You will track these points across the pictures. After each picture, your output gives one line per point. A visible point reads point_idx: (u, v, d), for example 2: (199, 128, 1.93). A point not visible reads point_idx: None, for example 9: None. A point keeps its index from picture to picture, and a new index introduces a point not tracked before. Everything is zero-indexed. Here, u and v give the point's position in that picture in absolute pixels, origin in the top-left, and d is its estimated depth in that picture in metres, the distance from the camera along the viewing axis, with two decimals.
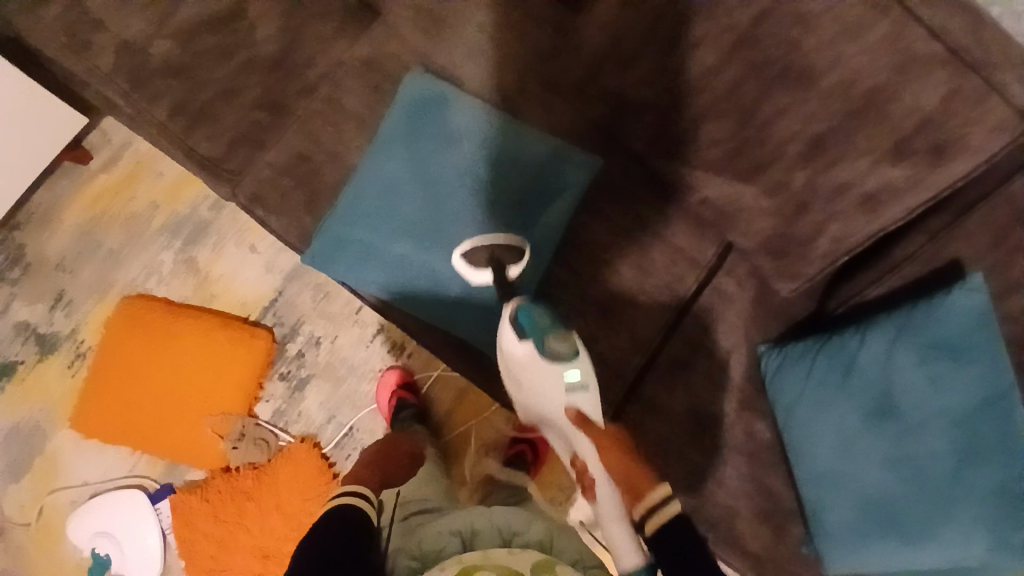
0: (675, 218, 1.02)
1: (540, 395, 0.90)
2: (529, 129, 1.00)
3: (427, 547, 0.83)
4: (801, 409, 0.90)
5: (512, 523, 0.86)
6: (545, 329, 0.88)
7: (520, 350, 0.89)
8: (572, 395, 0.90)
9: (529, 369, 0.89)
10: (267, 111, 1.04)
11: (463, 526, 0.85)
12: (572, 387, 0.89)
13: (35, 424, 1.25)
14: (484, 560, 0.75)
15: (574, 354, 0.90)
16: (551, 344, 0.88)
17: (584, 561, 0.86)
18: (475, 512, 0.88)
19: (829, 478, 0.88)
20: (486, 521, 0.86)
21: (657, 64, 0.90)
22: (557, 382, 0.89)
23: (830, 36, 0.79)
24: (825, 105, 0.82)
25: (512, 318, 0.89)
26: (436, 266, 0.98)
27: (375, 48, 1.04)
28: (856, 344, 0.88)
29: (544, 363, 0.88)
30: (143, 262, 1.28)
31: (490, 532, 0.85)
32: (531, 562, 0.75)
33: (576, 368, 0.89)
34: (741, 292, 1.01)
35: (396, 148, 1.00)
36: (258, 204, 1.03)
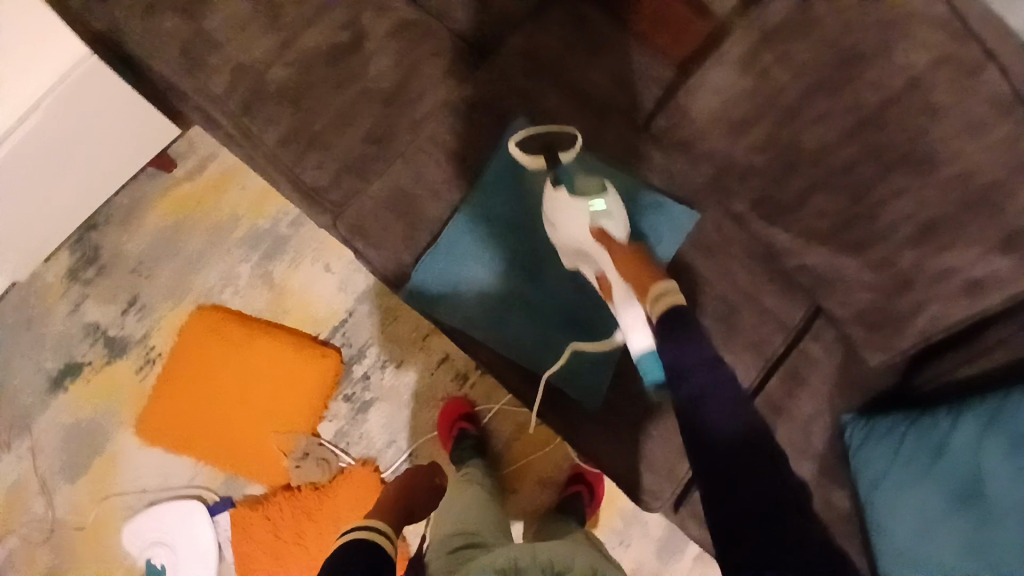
0: (767, 280, 1.04)
1: (566, 224, 0.96)
2: (631, 183, 1.03)
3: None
4: (883, 485, 0.93)
5: (556, 560, 0.85)
6: (576, 175, 0.99)
7: (553, 195, 0.98)
8: (599, 221, 0.95)
9: (558, 202, 0.97)
10: (374, 143, 1.04)
11: (506, 564, 0.82)
12: (597, 215, 0.95)
13: (98, 426, 1.24)
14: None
15: (601, 188, 0.97)
16: (579, 181, 0.98)
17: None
18: (516, 550, 0.85)
19: (909, 557, 0.90)
20: (527, 557, 0.84)
21: (773, 133, 0.91)
22: (583, 210, 0.95)
23: (952, 131, 0.81)
24: (940, 194, 0.84)
25: (550, 177, 1.00)
26: (529, 304, 1.02)
27: (481, 89, 1.06)
28: (945, 427, 0.90)
29: (569, 198, 0.96)
30: (220, 271, 1.29)
31: (535, 570, 0.83)
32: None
33: (603, 200, 0.96)
34: (827, 358, 1.03)
35: (501, 190, 1.03)
36: (360, 234, 1.04)
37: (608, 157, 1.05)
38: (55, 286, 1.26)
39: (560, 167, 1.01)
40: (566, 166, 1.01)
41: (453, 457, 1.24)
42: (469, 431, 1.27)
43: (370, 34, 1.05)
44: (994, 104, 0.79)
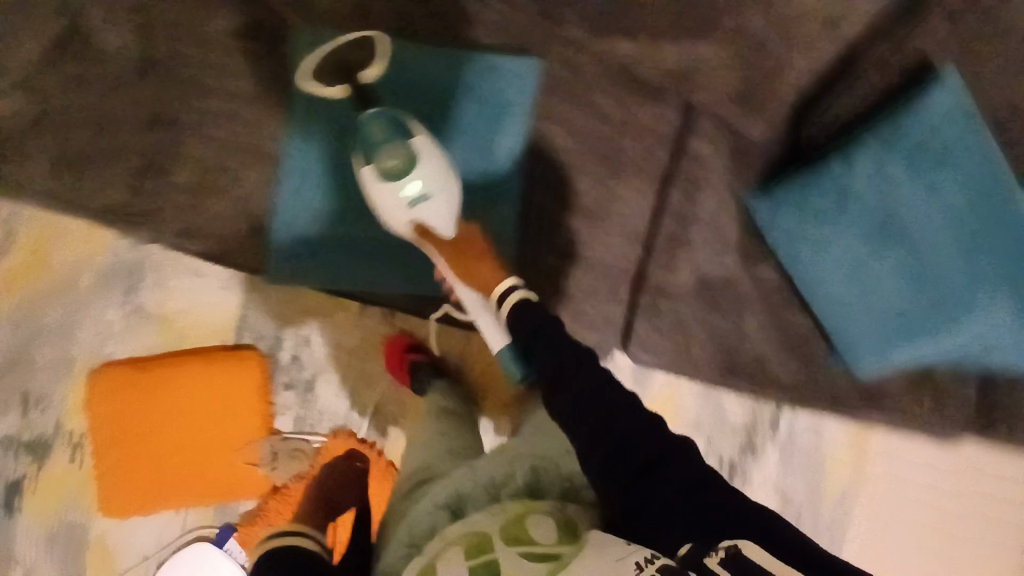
0: (626, 93, 0.96)
1: (383, 211, 0.86)
2: (454, 57, 0.94)
3: (415, 526, 0.88)
4: (806, 248, 0.91)
5: (494, 476, 0.88)
6: (379, 140, 0.84)
7: (365, 175, 0.86)
8: (417, 211, 0.84)
9: (373, 187, 0.85)
10: (158, 132, 0.92)
11: (449, 497, 0.88)
12: (414, 202, 0.83)
13: (68, 524, 1.20)
14: (461, 534, 0.79)
15: (410, 162, 0.83)
16: (385, 157, 0.83)
17: (572, 488, 0.87)
18: (459, 474, 0.90)
19: (850, 304, 0.91)
20: (470, 482, 0.89)
21: None
22: (397, 198, 0.83)
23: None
24: None
25: (356, 147, 0.87)
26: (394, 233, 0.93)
27: (242, 19, 0.92)
28: (845, 169, 0.88)
29: (379, 182, 0.84)
30: (91, 326, 1.18)
31: (477, 492, 0.88)
32: (504, 520, 0.79)
33: (417, 181, 0.83)
34: (717, 151, 0.97)
35: (316, 122, 0.92)
36: (193, 235, 0.92)
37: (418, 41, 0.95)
38: None
39: (361, 121, 0.85)
40: (368, 125, 0.85)
41: (416, 389, 1.20)
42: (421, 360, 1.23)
43: (88, 25, 0.91)
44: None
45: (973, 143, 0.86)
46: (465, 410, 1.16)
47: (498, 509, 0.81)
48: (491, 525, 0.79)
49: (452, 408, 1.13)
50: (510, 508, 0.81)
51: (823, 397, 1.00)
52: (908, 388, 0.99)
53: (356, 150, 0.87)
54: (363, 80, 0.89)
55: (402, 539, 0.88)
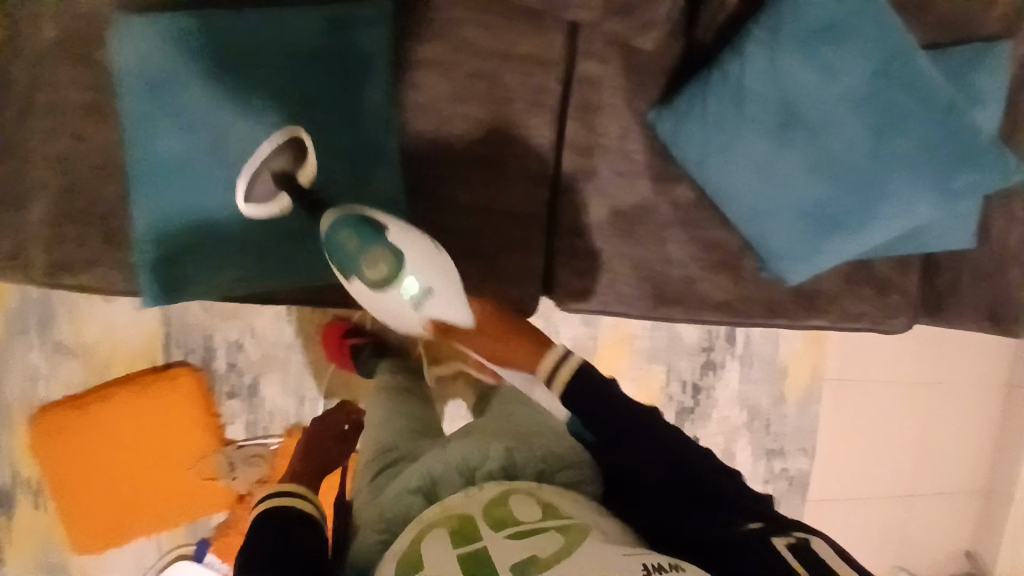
0: (500, 23, 0.88)
1: (394, 319, 0.80)
2: (293, 14, 0.83)
3: (385, 518, 0.73)
4: (711, 158, 0.84)
5: (469, 456, 0.74)
6: (357, 253, 0.75)
7: (355, 290, 0.78)
8: (425, 308, 0.78)
9: (373, 302, 0.78)
10: (11, 166, 0.85)
11: (420, 480, 0.74)
12: (420, 299, 0.78)
13: (47, 567, 1.20)
14: (438, 519, 0.66)
15: (398, 263, 0.76)
16: (373, 270, 0.76)
17: (552, 468, 0.74)
18: (430, 457, 0.77)
19: (765, 209, 0.85)
20: (443, 464, 0.75)
21: None
22: (402, 304, 0.78)
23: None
24: None
25: (332, 263, 0.78)
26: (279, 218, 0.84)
27: (62, 22, 0.83)
28: (736, 66, 0.81)
29: (377, 294, 0.77)
30: (14, 373, 1.14)
31: (450, 475, 0.73)
32: (488, 502, 0.66)
33: (412, 279, 0.77)
34: (610, 67, 0.90)
35: (155, 122, 0.81)
36: (64, 269, 0.85)
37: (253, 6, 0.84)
38: None
39: (328, 236, 0.76)
40: (338, 238, 0.76)
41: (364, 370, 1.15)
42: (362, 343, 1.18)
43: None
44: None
45: (867, 16, 0.79)
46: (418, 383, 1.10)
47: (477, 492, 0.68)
48: (472, 509, 0.66)
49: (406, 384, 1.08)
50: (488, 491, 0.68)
51: (761, 311, 0.95)
52: (846, 285, 0.95)
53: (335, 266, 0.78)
54: (307, 181, 0.82)
55: (373, 526, 0.73)
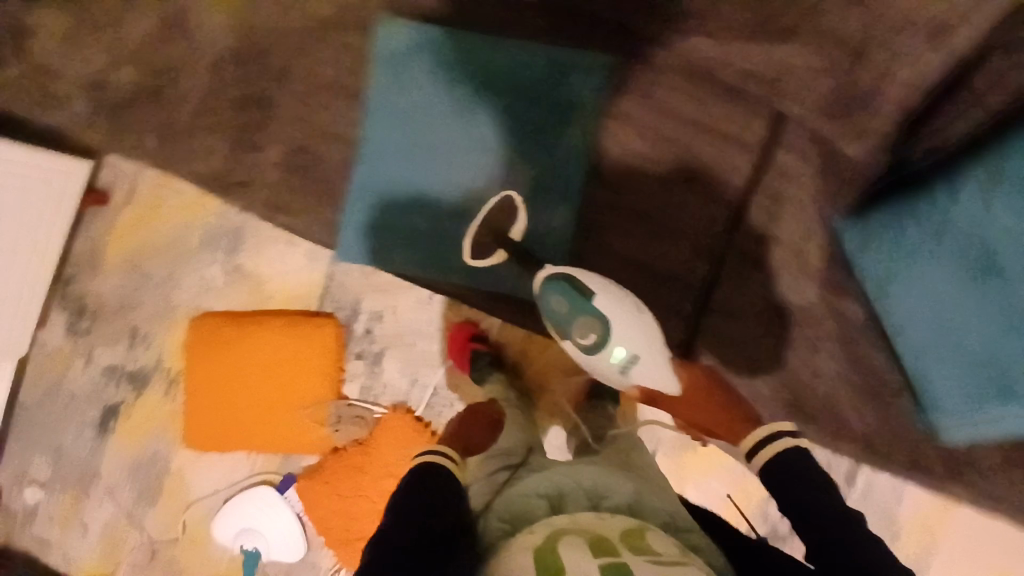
0: (713, 99, 0.90)
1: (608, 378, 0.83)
2: (533, 52, 0.92)
3: (515, 512, 0.85)
4: (889, 283, 0.82)
5: (600, 486, 0.85)
6: (566, 314, 0.81)
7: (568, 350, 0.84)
8: (632, 372, 0.80)
9: (586, 364, 0.83)
10: (253, 110, 0.96)
11: (549, 489, 0.86)
12: (625, 364, 0.79)
13: (154, 451, 1.34)
14: (571, 524, 0.76)
15: (601, 330, 0.78)
16: (585, 336, 0.80)
17: (673, 524, 0.82)
18: (561, 474, 0.89)
19: (935, 350, 0.81)
20: (573, 484, 0.86)
21: None
22: (609, 369, 0.80)
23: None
24: None
25: (548, 323, 0.85)
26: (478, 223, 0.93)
27: (338, 4, 0.94)
28: (944, 198, 0.78)
29: (587, 358, 0.81)
30: (195, 280, 1.30)
31: (578, 495, 0.84)
32: (621, 529, 0.75)
33: (620, 347, 0.79)
34: (805, 165, 0.90)
35: (393, 116, 0.94)
36: (279, 210, 0.98)
37: (485, 30, 0.93)
38: (63, 347, 1.33)
39: (542, 296, 0.83)
40: (549, 298, 0.82)
41: (473, 378, 1.23)
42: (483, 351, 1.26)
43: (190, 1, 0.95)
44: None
45: None
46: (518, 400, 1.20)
47: (606, 518, 0.78)
48: (605, 529, 0.75)
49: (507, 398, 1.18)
50: (617, 518, 0.78)
51: (896, 453, 0.92)
52: (989, 451, 0.90)
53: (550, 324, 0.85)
54: (516, 236, 0.88)
55: (503, 514, 0.85)
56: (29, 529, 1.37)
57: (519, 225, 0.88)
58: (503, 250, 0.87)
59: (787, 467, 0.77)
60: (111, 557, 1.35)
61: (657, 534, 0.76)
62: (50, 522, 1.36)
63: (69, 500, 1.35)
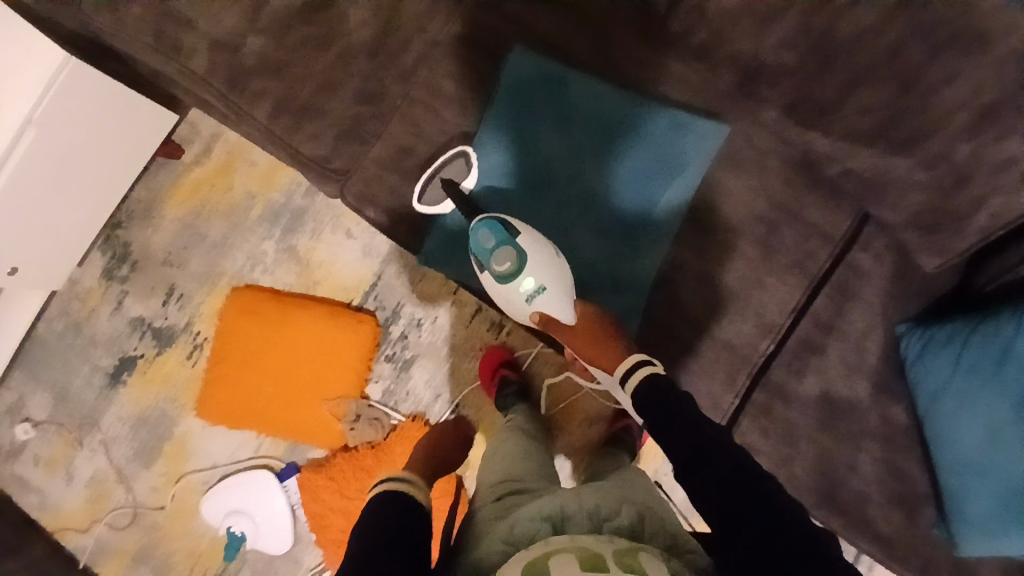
0: (806, 191, 0.95)
1: (513, 310, 0.92)
2: (649, 104, 0.96)
3: (516, 534, 0.81)
4: (944, 397, 0.88)
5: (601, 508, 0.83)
6: (490, 248, 0.89)
7: (484, 281, 0.93)
8: (538, 303, 0.89)
9: (498, 293, 0.92)
10: (369, 104, 0.98)
11: (552, 510, 0.82)
12: (533, 295, 0.89)
13: (162, 411, 1.31)
14: (568, 543, 0.75)
15: (518, 262, 0.88)
16: (498, 262, 0.89)
17: (677, 547, 0.81)
18: (565, 496, 0.86)
19: (974, 468, 0.86)
20: (575, 507, 0.84)
21: (825, 29, 0.78)
22: (518, 298, 0.90)
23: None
24: (998, 73, 0.72)
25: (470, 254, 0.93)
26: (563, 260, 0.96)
27: (468, 24, 0.99)
28: (1011, 331, 0.83)
29: (500, 288, 0.91)
30: (246, 252, 1.31)
31: (580, 518, 0.82)
32: (617, 548, 0.74)
33: (530, 276, 0.88)
34: (878, 268, 0.95)
35: (510, 138, 0.97)
36: (368, 203, 1.00)
37: (604, 75, 0.98)
38: (94, 288, 1.31)
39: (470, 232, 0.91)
40: (477, 234, 0.90)
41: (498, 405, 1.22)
42: (510, 377, 1.26)
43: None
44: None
45: None
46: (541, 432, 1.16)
47: (606, 538, 0.77)
48: (603, 548, 0.74)
49: (528, 427, 1.14)
50: (620, 542, 0.77)
51: (917, 563, 0.94)
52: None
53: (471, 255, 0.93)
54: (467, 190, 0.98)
55: (502, 534, 0.82)
56: (7, 467, 1.31)
57: (470, 181, 0.98)
58: (451, 200, 0.97)
59: (657, 390, 0.82)
60: (90, 512, 1.30)
61: (652, 554, 0.75)
62: (34, 464, 1.31)
63: (60, 444, 1.31)
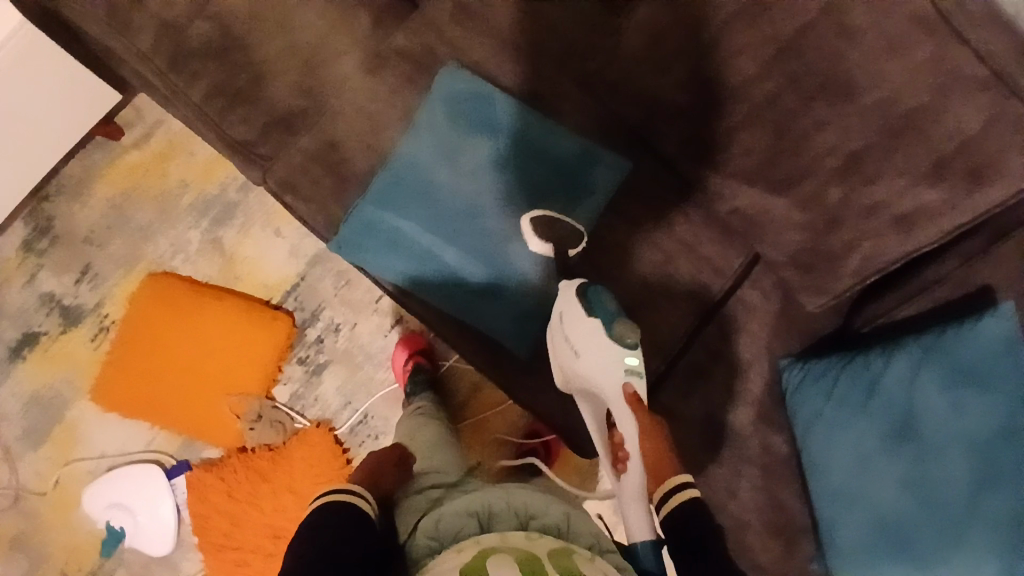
0: (703, 226, 1.02)
1: (598, 371, 0.91)
2: (563, 132, 1.01)
3: (444, 532, 0.83)
4: (818, 427, 0.92)
5: (529, 506, 0.86)
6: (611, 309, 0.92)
7: (583, 326, 0.92)
8: (631, 380, 0.90)
9: (595, 344, 0.90)
10: (307, 98, 1.03)
11: (479, 506, 0.85)
12: (631, 372, 0.90)
13: (57, 393, 1.26)
14: (502, 543, 0.77)
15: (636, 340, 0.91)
16: (622, 327, 0.90)
17: (599, 547, 0.84)
18: (491, 490, 0.88)
19: (844, 496, 0.88)
20: (502, 503, 0.86)
21: (716, 74, 0.86)
22: (618, 362, 0.90)
23: (873, 51, 0.76)
24: (864, 123, 0.79)
25: (579, 297, 0.93)
26: (470, 263, 0.97)
27: (412, 40, 1.04)
28: (880, 365, 0.88)
29: (603, 344, 0.91)
30: (170, 239, 1.32)
31: (508, 515, 0.84)
32: (549, 549, 0.77)
33: (635, 358, 0.91)
34: (766, 304, 1.02)
35: (435, 135, 1.00)
36: (289, 189, 1.02)
37: (519, 94, 1.03)
38: (10, 258, 1.28)
39: (591, 286, 0.94)
40: (599, 293, 0.93)
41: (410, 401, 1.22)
42: (424, 366, 1.28)
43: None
44: (916, 20, 0.74)
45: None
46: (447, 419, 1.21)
47: (534, 537, 0.79)
48: (534, 548, 0.77)
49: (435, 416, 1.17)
50: (551, 541, 0.80)
51: None
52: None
53: (580, 298, 0.93)
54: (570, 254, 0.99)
55: (433, 529, 0.83)
56: None
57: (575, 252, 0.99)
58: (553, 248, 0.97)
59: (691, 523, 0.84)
60: None
61: (584, 556, 0.78)
62: None
63: None
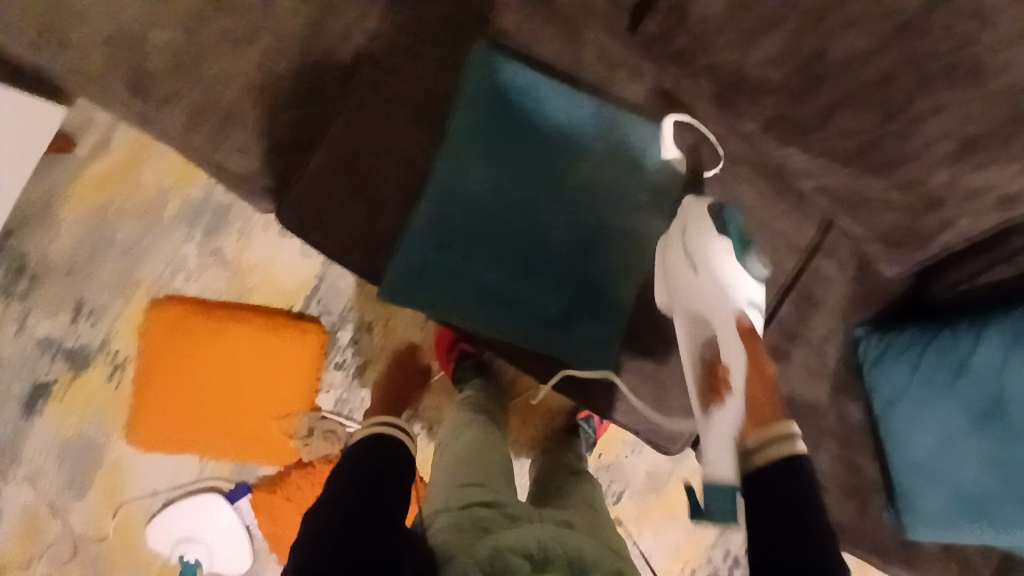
0: (777, 199, 0.95)
1: (720, 288, 0.76)
2: (622, 116, 0.89)
3: (491, 564, 0.68)
4: (900, 403, 0.93)
5: (587, 556, 0.71)
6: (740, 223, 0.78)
7: (708, 235, 0.77)
8: (750, 310, 0.77)
9: (723, 261, 0.76)
10: (310, 106, 0.87)
11: (536, 549, 0.69)
12: (751, 303, 0.77)
13: (88, 439, 1.18)
14: None
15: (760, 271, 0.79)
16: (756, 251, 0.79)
17: None
18: (550, 533, 0.73)
19: (926, 469, 0.91)
20: (560, 547, 0.71)
21: (818, 49, 0.72)
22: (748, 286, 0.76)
23: (1008, 35, 0.63)
24: (986, 109, 0.69)
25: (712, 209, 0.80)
26: (548, 285, 0.87)
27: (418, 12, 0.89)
28: (968, 345, 0.88)
29: (730, 262, 0.76)
30: (165, 257, 1.17)
31: (562, 564, 0.69)
32: None
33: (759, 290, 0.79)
34: (842, 275, 0.98)
35: (479, 143, 0.86)
36: (311, 223, 0.86)
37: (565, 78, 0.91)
38: None
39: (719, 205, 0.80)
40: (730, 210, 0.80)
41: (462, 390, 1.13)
42: (469, 352, 1.20)
43: None
44: None
45: None
46: (496, 410, 1.08)
47: None
48: None
49: (485, 407, 1.06)
50: None
51: (865, 546, 1.00)
52: (945, 565, 0.98)
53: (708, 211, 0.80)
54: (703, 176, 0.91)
55: (481, 561, 0.68)
56: None
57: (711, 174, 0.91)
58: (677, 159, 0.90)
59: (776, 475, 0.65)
60: (22, 547, 1.18)
61: None
62: None
63: None
